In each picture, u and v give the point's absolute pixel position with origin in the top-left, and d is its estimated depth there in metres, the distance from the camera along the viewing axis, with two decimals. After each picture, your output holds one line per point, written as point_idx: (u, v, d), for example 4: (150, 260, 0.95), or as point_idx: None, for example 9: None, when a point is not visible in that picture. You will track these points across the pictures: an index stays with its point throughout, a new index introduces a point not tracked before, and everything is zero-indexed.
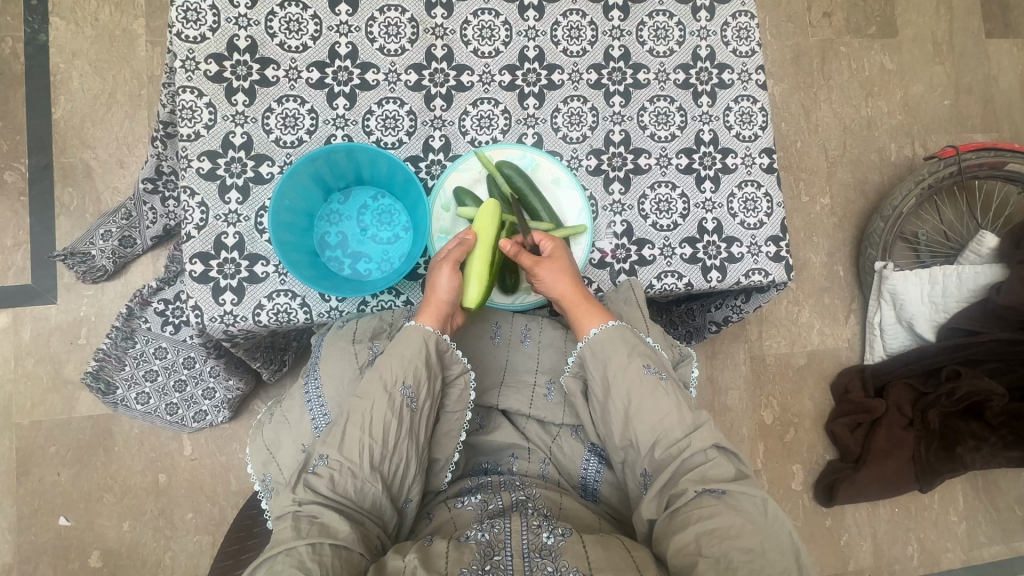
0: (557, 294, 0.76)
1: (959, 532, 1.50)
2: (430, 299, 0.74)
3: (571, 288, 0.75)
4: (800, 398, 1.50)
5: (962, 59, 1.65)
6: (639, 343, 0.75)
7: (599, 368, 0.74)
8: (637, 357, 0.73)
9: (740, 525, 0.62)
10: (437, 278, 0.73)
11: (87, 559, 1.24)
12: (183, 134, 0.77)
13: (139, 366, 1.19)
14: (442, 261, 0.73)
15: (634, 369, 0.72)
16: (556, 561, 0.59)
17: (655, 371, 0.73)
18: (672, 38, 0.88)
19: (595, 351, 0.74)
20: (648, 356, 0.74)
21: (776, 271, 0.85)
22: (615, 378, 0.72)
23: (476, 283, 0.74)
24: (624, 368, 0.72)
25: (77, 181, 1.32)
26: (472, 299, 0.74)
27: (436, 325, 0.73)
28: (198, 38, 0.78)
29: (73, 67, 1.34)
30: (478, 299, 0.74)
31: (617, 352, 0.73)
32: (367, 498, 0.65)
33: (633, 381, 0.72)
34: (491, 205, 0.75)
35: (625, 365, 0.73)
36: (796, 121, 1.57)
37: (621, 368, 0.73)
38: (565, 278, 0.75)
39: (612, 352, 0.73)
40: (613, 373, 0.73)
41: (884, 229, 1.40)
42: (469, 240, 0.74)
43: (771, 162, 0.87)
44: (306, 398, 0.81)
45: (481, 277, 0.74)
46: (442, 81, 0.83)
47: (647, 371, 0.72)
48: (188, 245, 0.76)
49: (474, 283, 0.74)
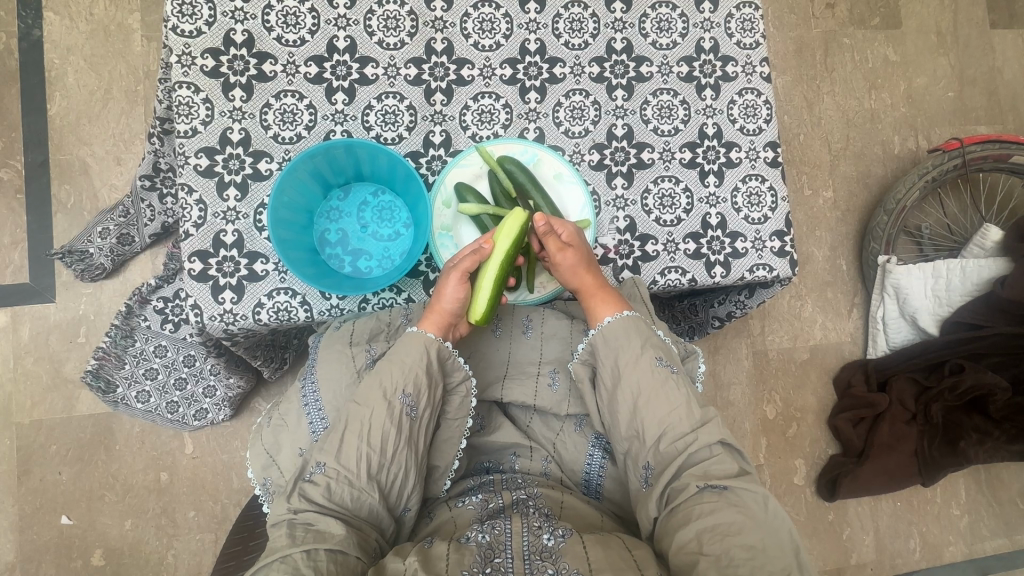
0: (570, 282, 0.75)
1: (961, 526, 1.50)
2: (435, 305, 0.73)
3: (584, 277, 0.75)
4: (803, 393, 1.50)
5: (966, 51, 1.64)
6: (651, 335, 0.75)
7: (609, 359, 0.73)
8: (649, 349, 0.73)
9: (741, 522, 0.61)
10: (445, 286, 0.73)
11: (89, 558, 1.24)
12: (180, 131, 0.76)
13: (139, 364, 1.18)
14: (452, 269, 0.73)
15: (646, 361, 0.72)
16: (556, 563, 0.58)
17: (666, 364, 0.72)
18: (675, 29, 0.86)
19: (607, 341, 0.74)
20: (660, 350, 0.74)
21: (781, 265, 0.84)
22: (627, 369, 0.72)
23: (482, 296, 0.73)
24: (636, 360, 0.72)
25: (74, 178, 1.31)
26: (477, 314, 0.73)
27: (438, 333, 0.72)
28: (193, 33, 0.77)
29: (67, 63, 1.33)
30: (482, 314, 0.73)
31: (629, 343, 0.73)
32: (363, 507, 0.65)
33: (645, 373, 0.71)
34: (513, 219, 0.72)
35: (638, 356, 0.72)
36: (799, 114, 1.56)
37: (632, 360, 0.72)
38: (578, 270, 0.75)
39: (624, 342, 0.73)
40: (625, 365, 0.72)
41: (888, 223, 1.39)
42: (485, 249, 0.72)
43: (775, 156, 0.86)
44: (303, 402, 0.80)
45: (488, 290, 0.73)
46: (442, 75, 0.82)
47: (658, 364, 0.72)
48: (187, 243, 0.75)
49: (481, 297, 0.73)
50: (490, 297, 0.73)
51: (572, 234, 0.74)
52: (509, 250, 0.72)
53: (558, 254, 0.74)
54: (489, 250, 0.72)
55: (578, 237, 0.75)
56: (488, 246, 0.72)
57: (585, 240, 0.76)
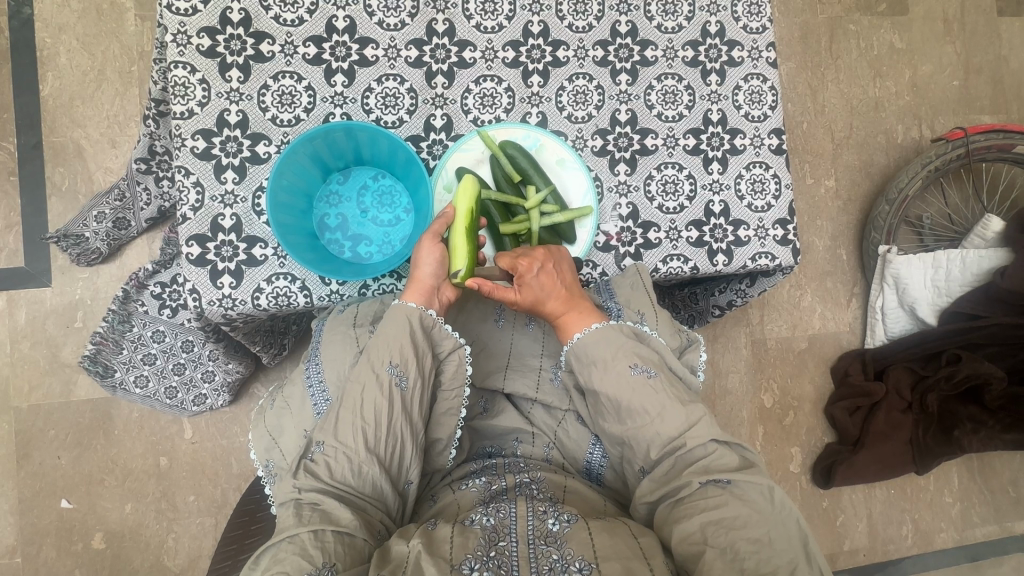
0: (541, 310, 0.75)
1: (953, 513, 1.51)
2: (413, 277, 0.72)
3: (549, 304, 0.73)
4: (800, 382, 1.50)
5: (973, 39, 1.62)
6: (625, 341, 0.73)
7: (586, 370, 0.73)
8: (624, 357, 0.72)
9: (747, 516, 0.61)
10: (421, 254, 0.72)
11: (90, 541, 1.24)
12: (176, 112, 0.75)
13: (137, 349, 1.17)
14: (424, 235, 0.73)
15: (622, 369, 0.71)
16: (560, 549, 0.58)
17: (642, 370, 0.71)
18: (681, 12, 0.85)
19: (581, 357, 0.73)
20: (637, 355, 0.72)
21: (783, 254, 0.84)
22: (601, 380, 0.71)
23: (460, 257, 0.71)
24: (609, 370, 0.71)
25: (68, 161, 1.29)
26: (459, 274, 0.71)
27: (421, 302, 0.71)
28: (189, 10, 0.76)
29: (59, 42, 1.30)
30: (465, 272, 0.71)
31: (601, 355, 0.72)
32: (367, 483, 0.64)
33: (621, 383, 0.70)
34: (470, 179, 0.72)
35: (611, 366, 0.71)
36: (802, 102, 1.55)
37: (606, 370, 0.71)
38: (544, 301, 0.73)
39: (597, 355, 0.72)
40: (600, 376, 0.71)
41: (889, 212, 1.38)
42: (449, 214, 0.73)
43: (780, 143, 0.85)
44: (307, 383, 0.80)
45: (464, 251, 0.71)
46: (443, 57, 0.81)
47: (635, 371, 0.71)
48: (184, 227, 0.74)
49: (458, 257, 0.71)
50: (466, 257, 0.71)
51: (523, 275, 0.71)
52: (470, 211, 0.72)
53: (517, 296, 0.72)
54: (453, 213, 0.73)
55: (531, 274, 0.71)
56: (452, 210, 0.73)
57: (539, 273, 0.72)
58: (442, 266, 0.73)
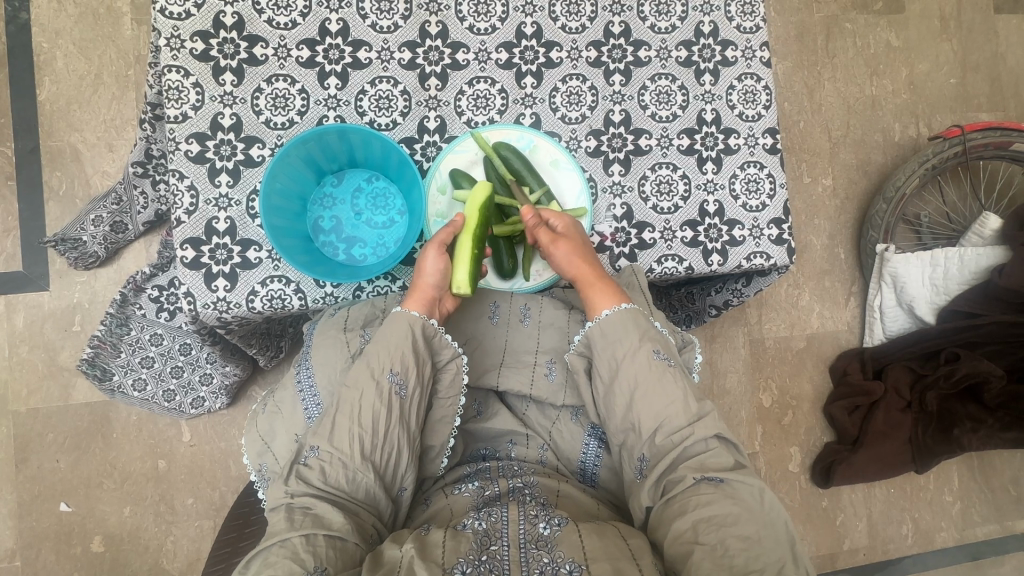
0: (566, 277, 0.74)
1: (953, 512, 1.51)
2: (417, 284, 0.73)
3: (581, 267, 0.74)
4: (799, 381, 1.50)
5: (970, 36, 1.62)
6: (649, 327, 0.73)
7: (608, 350, 0.72)
8: (647, 342, 0.71)
9: (737, 514, 0.61)
10: (425, 261, 0.72)
11: (89, 544, 1.24)
12: (170, 116, 0.75)
13: (135, 353, 1.17)
14: (430, 243, 0.73)
15: (644, 353, 0.71)
16: (551, 552, 0.58)
17: (664, 357, 0.71)
18: (675, 12, 0.85)
19: (605, 334, 0.72)
20: (658, 342, 0.72)
21: (778, 253, 0.83)
22: (625, 362, 0.71)
23: (462, 266, 0.73)
24: (635, 351, 0.71)
25: (65, 165, 1.29)
26: (460, 283, 0.73)
27: (423, 311, 0.72)
28: (183, 14, 0.76)
29: (56, 47, 1.31)
30: (467, 280, 0.73)
31: (628, 336, 0.71)
32: (360, 489, 0.64)
33: (644, 367, 0.70)
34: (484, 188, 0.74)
35: (636, 349, 0.71)
36: (799, 100, 1.55)
37: (631, 351, 0.71)
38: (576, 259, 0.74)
39: (622, 335, 0.72)
40: (623, 358, 0.71)
41: (887, 211, 1.38)
42: (458, 222, 0.74)
43: (774, 143, 0.85)
44: (299, 387, 0.79)
45: (467, 258, 0.73)
46: (436, 59, 0.81)
47: (657, 356, 0.71)
48: (178, 230, 0.74)
49: (461, 265, 0.73)
50: (469, 267, 0.73)
51: (561, 225, 0.75)
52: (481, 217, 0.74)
53: (552, 245, 0.74)
54: (461, 222, 0.74)
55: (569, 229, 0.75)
56: (460, 219, 0.74)
57: (577, 233, 0.76)
58: (446, 273, 0.73)
